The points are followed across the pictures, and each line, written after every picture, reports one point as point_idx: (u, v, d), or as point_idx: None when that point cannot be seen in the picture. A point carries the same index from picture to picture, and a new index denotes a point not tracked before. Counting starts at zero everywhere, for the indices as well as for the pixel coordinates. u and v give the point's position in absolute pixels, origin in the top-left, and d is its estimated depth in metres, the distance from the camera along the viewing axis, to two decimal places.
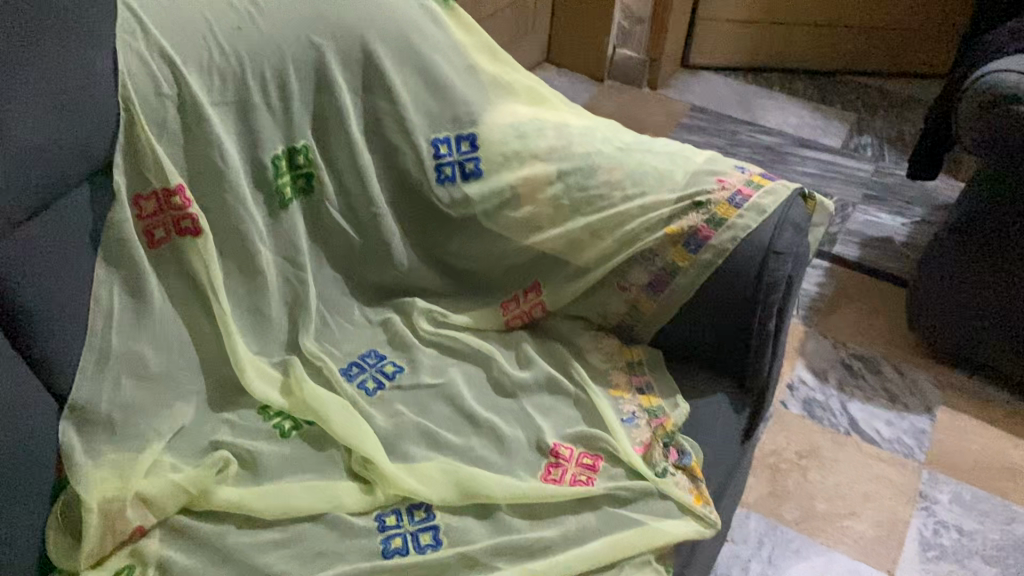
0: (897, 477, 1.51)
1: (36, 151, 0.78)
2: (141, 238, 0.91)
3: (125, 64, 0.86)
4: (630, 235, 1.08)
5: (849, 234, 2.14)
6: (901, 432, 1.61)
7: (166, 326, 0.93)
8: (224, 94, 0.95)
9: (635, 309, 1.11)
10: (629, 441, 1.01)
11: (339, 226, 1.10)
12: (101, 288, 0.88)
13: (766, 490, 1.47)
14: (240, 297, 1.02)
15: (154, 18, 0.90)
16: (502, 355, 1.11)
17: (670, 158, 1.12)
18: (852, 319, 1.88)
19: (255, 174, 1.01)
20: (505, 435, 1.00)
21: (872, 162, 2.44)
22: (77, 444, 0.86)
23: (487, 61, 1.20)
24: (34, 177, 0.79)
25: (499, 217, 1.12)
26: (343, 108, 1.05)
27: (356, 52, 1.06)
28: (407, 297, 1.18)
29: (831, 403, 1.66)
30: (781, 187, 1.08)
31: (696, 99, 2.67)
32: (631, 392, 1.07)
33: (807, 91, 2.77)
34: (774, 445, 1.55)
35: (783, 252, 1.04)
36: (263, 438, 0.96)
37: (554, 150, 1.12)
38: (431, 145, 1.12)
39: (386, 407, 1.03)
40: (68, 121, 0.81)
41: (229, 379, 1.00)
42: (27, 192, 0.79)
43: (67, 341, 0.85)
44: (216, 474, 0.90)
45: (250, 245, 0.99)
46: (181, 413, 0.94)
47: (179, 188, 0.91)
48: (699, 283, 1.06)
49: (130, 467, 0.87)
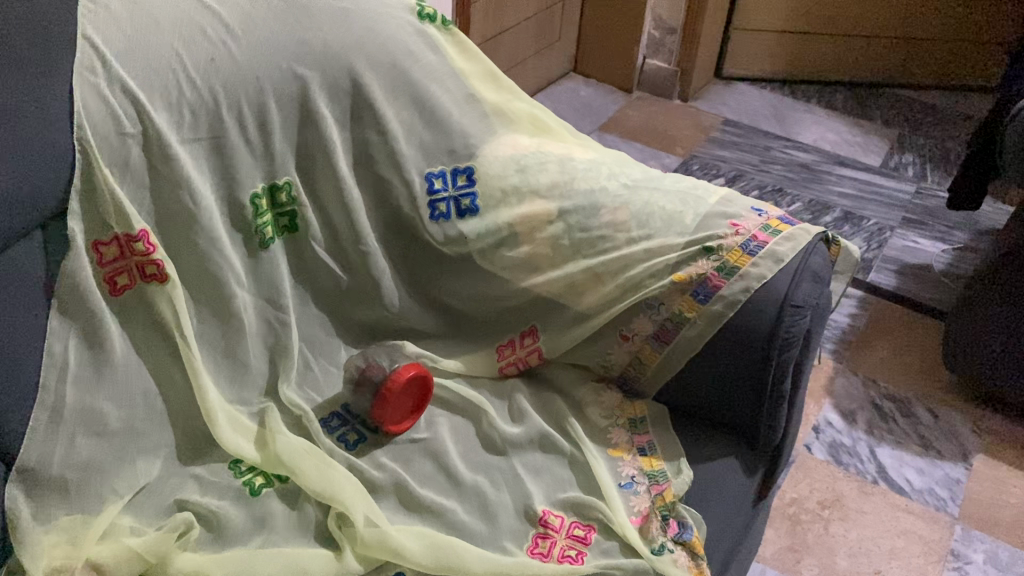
0: (926, 532, 1.42)
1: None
2: (102, 286, 0.85)
3: (82, 103, 0.80)
4: (634, 282, 0.99)
5: (885, 260, 2.03)
6: (934, 482, 1.51)
7: (129, 378, 0.87)
8: (197, 130, 0.89)
9: (638, 360, 1.03)
10: (625, 510, 0.93)
11: (325, 265, 1.03)
12: (55, 341, 0.82)
13: (784, 543, 1.37)
14: (214, 343, 0.95)
15: (119, 49, 0.84)
16: (495, 408, 1.04)
17: (681, 197, 1.04)
18: (885, 355, 1.77)
19: (231, 213, 0.94)
20: (490, 501, 0.93)
21: (914, 182, 2.32)
22: (26, 508, 0.81)
23: (489, 88, 1.12)
24: None
25: (496, 256, 1.05)
26: (329, 141, 0.99)
27: (344, 81, 0.99)
28: (398, 339, 1.11)
29: (859, 448, 1.56)
30: (801, 232, 0.99)
31: (729, 112, 2.57)
32: (631, 452, 0.99)
33: (847, 105, 2.66)
34: (795, 493, 1.46)
35: (801, 306, 0.94)
36: (231, 497, 0.90)
37: (556, 187, 1.04)
38: (425, 180, 1.04)
39: (367, 461, 0.97)
40: (14, 167, 0.75)
41: (201, 429, 0.94)
42: None
43: (15, 396, 0.80)
44: (177, 538, 0.83)
45: (224, 289, 0.93)
46: (144, 469, 0.89)
47: (142, 234, 0.85)
48: (707, 336, 0.97)
49: (83, 534, 0.81)
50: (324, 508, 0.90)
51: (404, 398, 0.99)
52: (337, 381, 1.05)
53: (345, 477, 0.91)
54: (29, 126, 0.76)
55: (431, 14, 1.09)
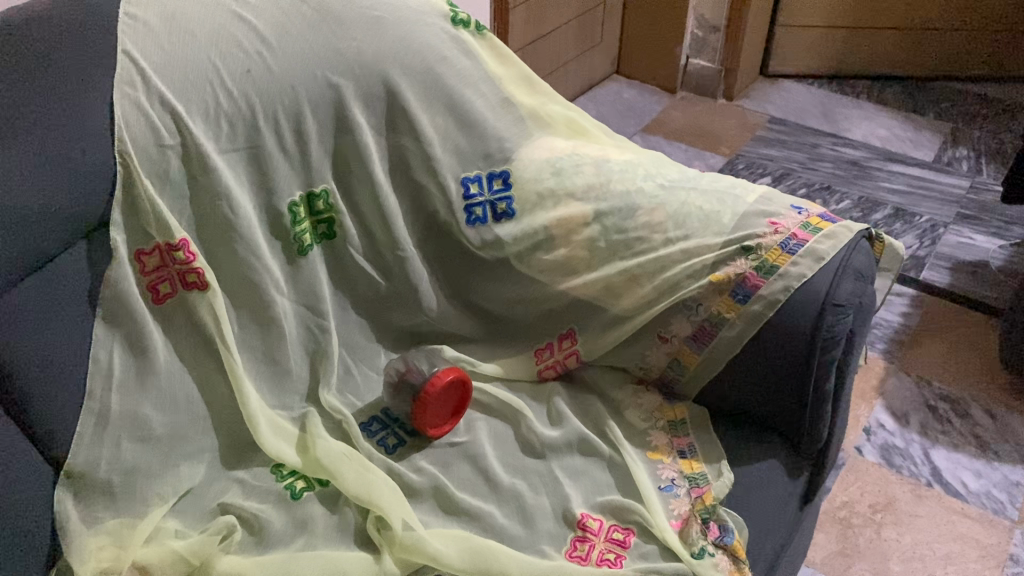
0: (984, 537, 1.37)
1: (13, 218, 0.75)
2: (145, 294, 0.87)
3: (121, 117, 0.83)
4: (671, 283, 0.98)
5: (938, 257, 1.97)
6: (992, 485, 1.46)
7: (172, 384, 0.90)
8: (234, 140, 0.91)
9: (677, 362, 1.02)
10: (665, 513, 0.92)
11: (363, 271, 1.04)
12: (101, 350, 0.85)
13: (835, 548, 1.34)
14: (256, 349, 0.97)
15: (157, 64, 0.86)
16: (534, 412, 1.04)
17: (719, 196, 1.02)
18: (938, 355, 1.73)
19: (270, 221, 0.96)
20: (529, 505, 0.93)
21: (968, 177, 2.26)
22: (74, 511, 0.83)
23: (524, 92, 1.12)
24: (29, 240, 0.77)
25: (533, 259, 1.05)
26: (365, 149, 1.00)
27: (379, 89, 1.00)
28: (436, 344, 1.11)
29: (912, 450, 1.52)
30: (843, 230, 0.97)
31: (775, 110, 2.53)
32: (671, 455, 0.98)
33: (898, 99, 2.60)
34: (846, 497, 1.43)
35: (843, 305, 0.92)
36: (274, 500, 0.91)
37: (591, 189, 1.04)
38: (461, 185, 1.05)
39: (406, 465, 0.98)
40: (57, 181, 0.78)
41: (244, 433, 0.96)
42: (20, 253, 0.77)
43: (62, 404, 0.82)
44: (220, 542, 0.85)
45: (263, 295, 0.95)
46: (188, 474, 0.91)
47: (183, 243, 0.87)
48: (746, 336, 0.95)
49: (129, 536, 0.84)
50: (363, 511, 0.91)
51: (444, 401, 1.00)
52: (377, 386, 1.06)
53: (384, 480, 0.92)
54: (69, 143, 0.79)
55: (464, 19, 1.09)
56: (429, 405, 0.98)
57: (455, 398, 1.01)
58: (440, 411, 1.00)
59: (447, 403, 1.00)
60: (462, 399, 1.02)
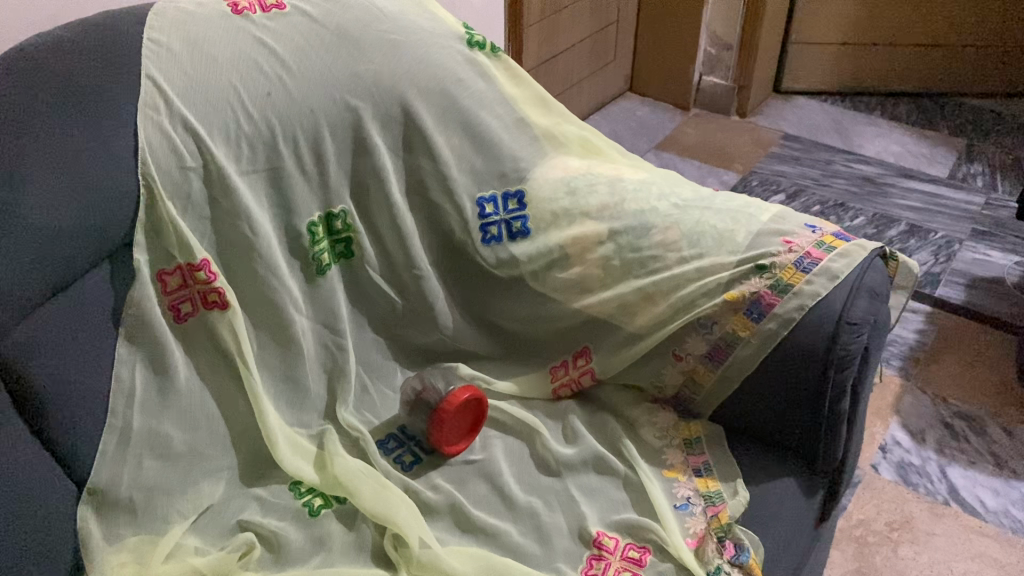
0: (1003, 555, 1.36)
1: (39, 236, 0.77)
2: (167, 314, 0.89)
3: (145, 141, 0.85)
4: (686, 302, 0.99)
5: (953, 274, 1.97)
6: (1010, 503, 1.45)
7: (192, 402, 0.91)
8: (255, 163, 0.92)
9: (692, 380, 1.02)
10: (680, 531, 0.92)
11: (380, 290, 1.05)
12: (123, 368, 0.86)
13: (851, 566, 1.33)
14: (274, 367, 0.98)
15: (180, 88, 0.88)
16: (549, 430, 1.05)
17: (733, 215, 1.03)
18: (954, 372, 1.72)
19: (289, 241, 0.97)
20: (545, 523, 0.94)
21: (983, 193, 2.25)
22: (96, 528, 0.84)
23: (539, 112, 1.13)
24: (57, 259, 0.79)
25: (547, 277, 1.06)
26: (382, 170, 1.01)
27: (395, 111, 1.02)
28: (453, 362, 1.12)
29: (928, 468, 1.51)
30: (857, 248, 0.97)
31: (788, 127, 2.54)
32: (687, 473, 0.98)
33: (912, 115, 2.60)
34: (861, 515, 1.42)
35: (858, 323, 0.91)
36: (291, 518, 0.92)
37: (605, 208, 1.05)
38: (476, 205, 1.06)
39: (423, 483, 0.99)
40: (83, 202, 0.79)
41: (263, 452, 0.97)
42: (49, 271, 0.79)
43: (87, 424, 0.84)
44: (239, 559, 0.86)
45: (281, 313, 0.96)
46: (207, 491, 0.92)
47: (204, 263, 0.89)
48: (762, 355, 0.96)
49: (149, 553, 0.84)
50: (381, 529, 0.91)
51: (456, 419, 1.00)
52: (394, 404, 1.07)
53: (401, 498, 0.92)
54: (94, 165, 0.81)
55: (480, 42, 1.11)
56: (443, 424, 0.99)
57: (471, 412, 1.02)
58: (455, 428, 1.01)
59: (463, 420, 1.01)
60: (478, 414, 1.03)
